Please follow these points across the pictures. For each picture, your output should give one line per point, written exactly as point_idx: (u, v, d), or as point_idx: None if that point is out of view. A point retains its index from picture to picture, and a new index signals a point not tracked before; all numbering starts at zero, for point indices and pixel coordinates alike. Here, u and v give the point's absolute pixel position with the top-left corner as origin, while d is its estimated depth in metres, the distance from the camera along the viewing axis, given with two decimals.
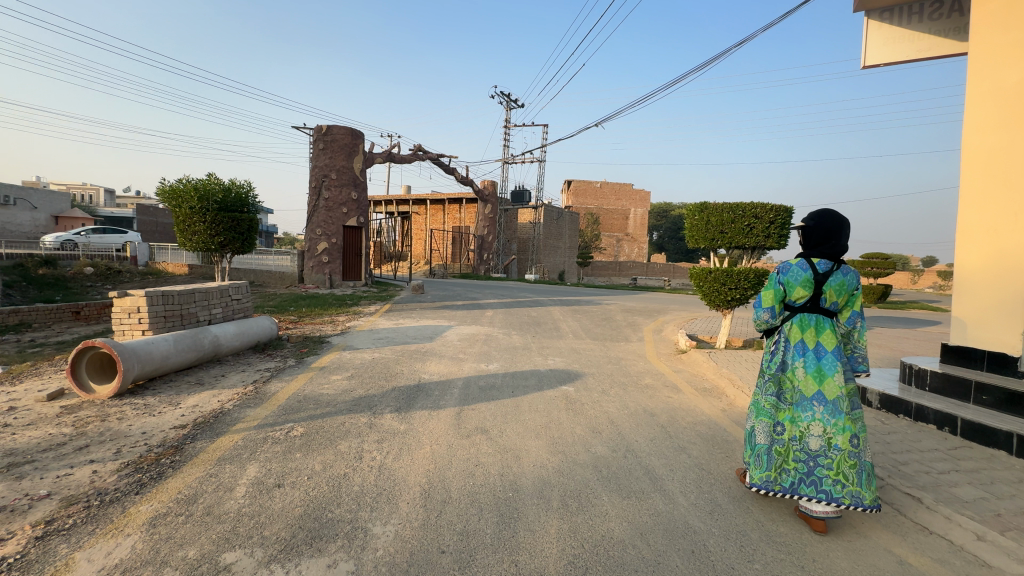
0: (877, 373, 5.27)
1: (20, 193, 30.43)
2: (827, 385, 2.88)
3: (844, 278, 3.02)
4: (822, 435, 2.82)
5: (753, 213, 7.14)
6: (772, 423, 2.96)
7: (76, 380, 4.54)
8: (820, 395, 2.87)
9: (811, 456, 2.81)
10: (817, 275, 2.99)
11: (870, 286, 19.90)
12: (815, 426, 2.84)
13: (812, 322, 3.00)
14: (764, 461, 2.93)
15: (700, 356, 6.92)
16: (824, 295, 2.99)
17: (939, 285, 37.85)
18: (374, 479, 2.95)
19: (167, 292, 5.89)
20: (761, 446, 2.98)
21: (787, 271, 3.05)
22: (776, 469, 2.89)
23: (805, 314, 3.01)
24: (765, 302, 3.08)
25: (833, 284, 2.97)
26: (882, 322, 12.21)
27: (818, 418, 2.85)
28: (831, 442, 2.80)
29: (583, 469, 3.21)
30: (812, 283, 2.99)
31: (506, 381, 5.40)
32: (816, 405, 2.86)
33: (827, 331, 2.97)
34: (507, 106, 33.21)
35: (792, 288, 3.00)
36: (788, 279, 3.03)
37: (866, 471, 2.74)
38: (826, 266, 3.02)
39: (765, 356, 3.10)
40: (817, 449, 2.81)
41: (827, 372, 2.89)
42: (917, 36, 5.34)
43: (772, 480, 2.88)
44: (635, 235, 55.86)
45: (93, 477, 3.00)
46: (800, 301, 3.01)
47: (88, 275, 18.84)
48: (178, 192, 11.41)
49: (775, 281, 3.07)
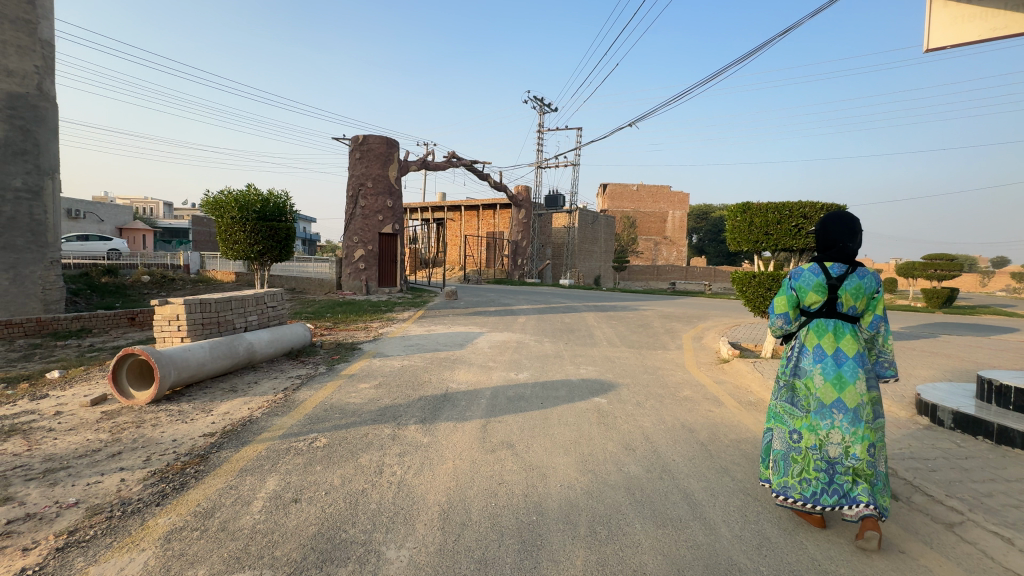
0: (949, 387, 4.73)
1: (90, 207, 32.99)
2: (847, 392, 2.86)
3: (862, 281, 3.03)
4: (840, 443, 2.80)
5: (801, 213, 6.66)
6: (789, 431, 2.94)
7: (117, 387, 4.68)
8: (840, 402, 2.85)
9: (828, 464, 2.80)
10: (830, 279, 3.04)
11: (933, 289, 18.45)
12: (834, 435, 2.82)
13: (830, 327, 3.00)
14: (783, 468, 2.92)
15: (744, 366, 6.48)
16: (841, 299, 3.01)
17: (1013, 288, 34.81)
18: (392, 497, 2.82)
19: (205, 300, 6.04)
20: (778, 453, 2.96)
21: (799, 276, 3.11)
22: (795, 477, 2.86)
23: (823, 319, 3.01)
24: (779, 308, 3.12)
25: (848, 288, 3.01)
26: (950, 329, 11.20)
27: (837, 426, 2.83)
28: (849, 450, 2.78)
29: (614, 491, 2.98)
30: (826, 288, 3.03)
31: (535, 392, 5.18)
32: (836, 413, 2.84)
33: (847, 337, 2.96)
34: (541, 110, 33.03)
35: (805, 294, 3.06)
36: (800, 285, 3.09)
37: (881, 479, 2.73)
38: (840, 270, 3.07)
39: (781, 362, 3.14)
40: (835, 457, 2.80)
41: (847, 379, 2.87)
42: (992, 11, 4.82)
43: (791, 488, 2.86)
44: (674, 239, 54.33)
45: (120, 485, 3.02)
46: (814, 307, 3.04)
47: (144, 283, 20.05)
48: (221, 203, 11.89)
49: (787, 288, 3.14)
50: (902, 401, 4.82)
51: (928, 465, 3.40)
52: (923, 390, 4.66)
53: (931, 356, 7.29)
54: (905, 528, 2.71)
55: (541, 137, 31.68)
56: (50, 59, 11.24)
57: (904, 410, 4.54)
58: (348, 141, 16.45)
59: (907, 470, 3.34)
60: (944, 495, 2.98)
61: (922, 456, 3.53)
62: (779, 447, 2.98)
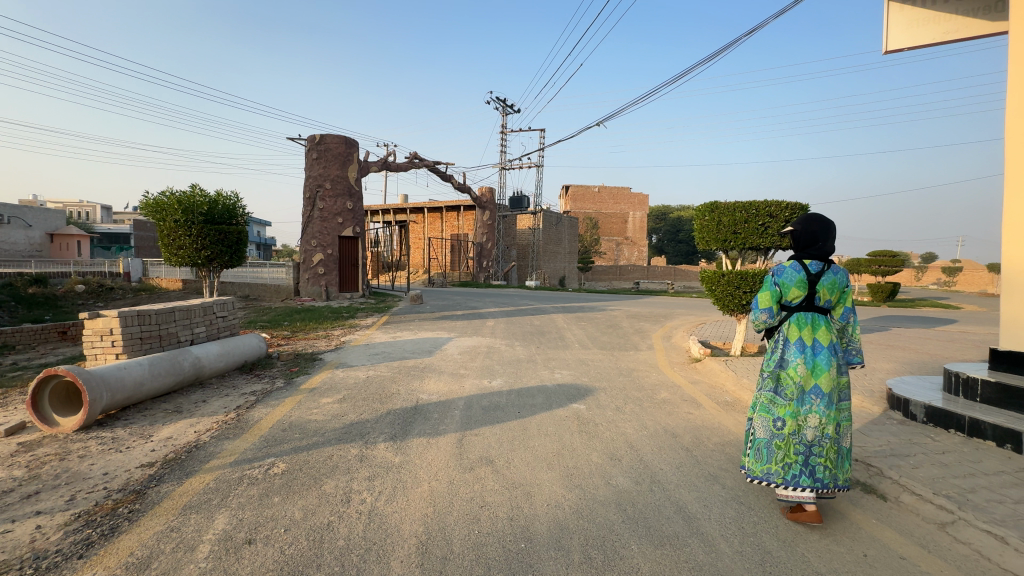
0: (915, 380, 4.84)
1: (16, 211, 30.28)
2: (824, 378, 2.89)
3: (835, 277, 3.06)
4: (818, 426, 2.86)
5: (767, 211, 6.73)
6: (773, 419, 2.94)
7: (38, 414, 4.11)
8: (817, 388, 2.89)
9: (804, 446, 2.86)
10: (810, 275, 3.03)
11: (877, 284, 19.49)
12: (811, 418, 2.87)
13: (809, 320, 3.00)
14: (765, 455, 2.92)
15: (717, 364, 6.48)
16: (819, 294, 3.01)
17: (945, 282, 37.20)
18: (363, 529, 2.52)
19: (144, 311, 5.47)
20: (761, 441, 2.95)
21: (781, 272, 3.07)
22: (778, 463, 2.88)
23: (802, 312, 3.01)
24: (762, 303, 3.07)
25: (825, 283, 3.01)
26: (898, 322, 11.75)
27: (815, 411, 2.87)
28: (823, 432, 2.85)
29: (605, 508, 2.79)
30: (806, 283, 3.01)
31: (511, 400, 4.95)
32: (813, 399, 2.88)
33: (823, 328, 2.99)
34: (504, 112, 32.68)
35: (788, 289, 3.02)
36: (784, 280, 3.04)
37: (845, 456, 2.88)
38: (818, 266, 3.06)
39: (764, 354, 3.10)
40: (810, 438, 2.86)
41: (823, 367, 2.90)
42: (943, 16, 4.94)
43: (774, 474, 2.88)
44: (635, 240, 55.56)
45: (35, 535, 2.57)
46: (796, 301, 3.02)
47: (79, 293, 18.51)
48: (162, 205, 11.02)
49: (770, 283, 3.09)
50: (872, 396, 4.89)
51: (909, 461, 3.38)
52: (894, 384, 4.72)
53: (889, 349, 7.54)
54: (900, 531, 2.65)
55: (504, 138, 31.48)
56: None
57: (877, 406, 4.58)
58: (304, 141, 15.68)
59: (891, 468, 3.29)
60: (932, 493, 2.93)
61: (902, 453, 3.52)
62: (760, 435, 2.97)
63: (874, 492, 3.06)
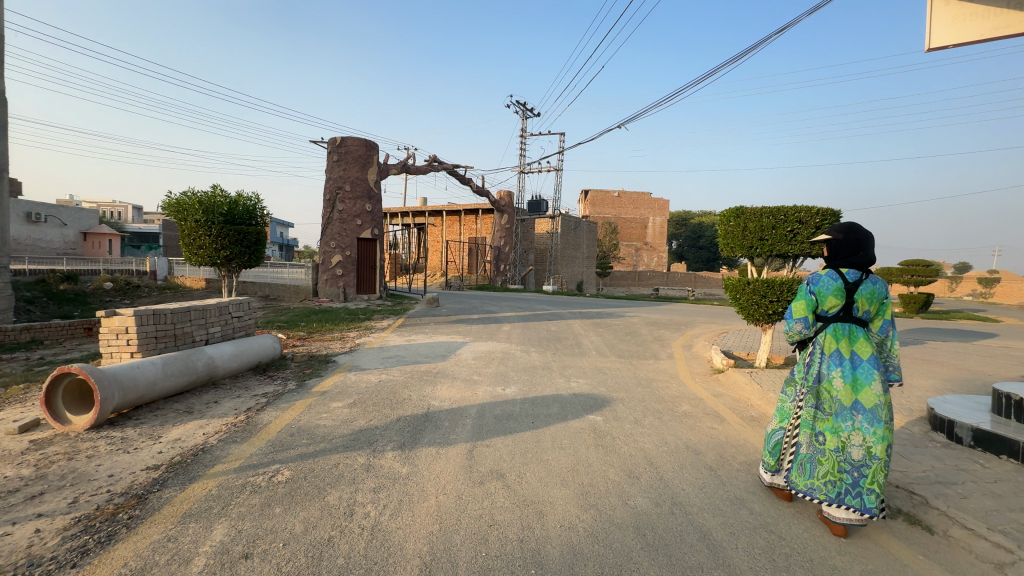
0: (959, 400, 4.50)
1: (54, 210, 31.43)
2: (865, 393, 2.78)
3: (874, 287, 2.94)
4: (863, 445, 2.72)
5: (796, 217, 6.42)
6: (814, 433, 2.88)
7: (51, 412, 4.11)
8: (858, 404, 2.78)
9: (853, 467, 2.71)
10: (848, 284, 2.93)
11: (909, 294, 18.71)
12: (855, 436, 2.74)
13: (846, 331, 2.91)
14: (807, 470, 2.86)
15: (741, 376, 6.20)
16: (857, 304, 2.90)
17: (982, 294, 35.60)
18: (365, 547, 2.39)
19: (159, 311, 5.48)
20: (803, 456, 2.88)
21: (817, 281, 2.99)
22: (822, 478, 2.80)
23: (838, 323, 2.92)
24: (797, 312, 3.00)
25: (864, 292, 2.90)
26: (934, 335, 11.18)
27: (858, 428, 2.75)
28: (871, 452, 2.70)
29: (622, 532, 2.60)
30: (844, 292, 2.92)
31: (525, 409, 4.78)
32: (855, 415, 2.77)
33: (861, 340, 2.88)
34: (525, 115, 32.49)
35: (824, 298, 2.94)
36: (820, 289, 2.97)
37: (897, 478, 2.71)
38: (856, 275, 2.96)
39: (800, 368, 3.04)
40: (858, 459, 2.72)
41: (864, 381, 2.79)
42: (994, 10, 4.47)
43: (820, 488, 2.81)
44: (654, 245, 54.83)
45: (33, 539, 2.51)
46: (833, 311, 2.93)
47: (107, 290, 19.05)
48: (184, 205, 11.20)
49: (805, 292, 3.01)
50: (910, 415, 4.58)
51: (958, 490, 3.10)
52: (935, 403, 4.40)
53: (926, 364, 7.12)
54: (952, 570, 2.39)
55: (524, 141, 31.37)
56: None
57: (917, 427, 4.27)
58: (325, 143, 15.85)
59: (937, 497, 3.02)
60: (986, 529, 2.66)
61: (949, 480, 3.24)
62: (803, 451, 2.90)
63: (919, 524, 2.80)
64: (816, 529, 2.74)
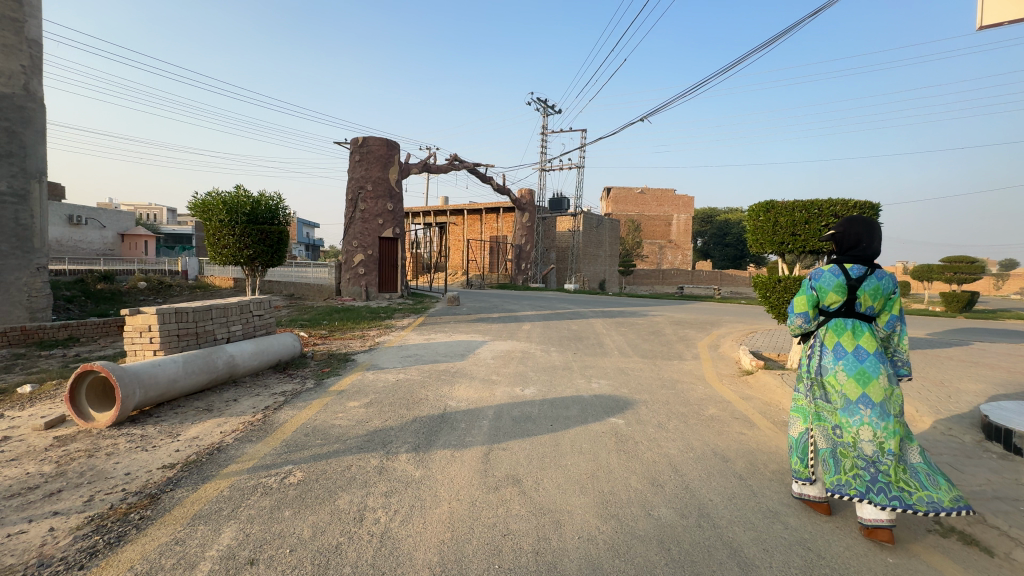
0: (1016, 406, 4.14)
1: (93, 213, 32.74)
2: (872, 387, 2.72)
3: (880, 282, 2.86)
4: (874, 441, 2.66)
5: (832, 211, 6.07)
6: (826, 428, 2.82)
7: (75, 409, 4.17)
8: (865, 398, 2.72)
9: (867, 463, 2.64)
10: (851, 280, 2.86)
11: (951, 293, 17.78)
12: (864, 431, 2.68)
13: (849, 326, 2.85)
14: (829, 466, 2.76)
15: (772, 379, 5.89)
16: (860, 300, 2.83)
17: None
18: (374, 556, 2.29)
19: (181, 309, 5.54)
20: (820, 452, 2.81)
21: (819, 276, 2.92)
22: (843, 474, 2.69)
23: (840, 318, 2.87)
24: (797, 308, 2.98)
25: (867, 288, 2.82)
26: (981, 336, 10.51)
27: (867, 423, 2.69)
28: (883, 447, 2.64)
29: (645, 546, 2.43)
30: (846, 289, 2.85)
31: (544, 411, 4.62)
32: (862, 409, 2.71)
33: (866, 335, 2.82)
34: (546, 112, 32.06)
35: (825, 294, 2.89)
36: (821, 285, 2.91)
37: (919, 475, 2.59)
38: (860, 270, 2.87)
39: (803, 362, 3.01)
40: (872, 455, 2.65)
41: (870, 375, 2.73)
42: None
43: (845, 485, 2.66)
44: (679, 243, 53.75)
45: (45, 538, 2.49)
46: (834, 306, 2.88)
47: (141, 289, 19.70)
48: (208, 205, 11.40)
49: (806, 287, 2.97)
50: (961, 422, 4.24)
51: (1020, 508, 2.82)
52: (990, 410, 4.05)
53: (975, 367, 6.65)
54: None
55: (546, 138, 31.10)
56: (36, 58, 11.29)
57: (969, 435, 3.94)
58: (347, 142, 15.98)
59: (997, 516, 2.75)
60: None
61: (1010, 496, 2.95)
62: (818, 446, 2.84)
63: (976, 544, 2.54)
64: (860, 548, 2.51)
